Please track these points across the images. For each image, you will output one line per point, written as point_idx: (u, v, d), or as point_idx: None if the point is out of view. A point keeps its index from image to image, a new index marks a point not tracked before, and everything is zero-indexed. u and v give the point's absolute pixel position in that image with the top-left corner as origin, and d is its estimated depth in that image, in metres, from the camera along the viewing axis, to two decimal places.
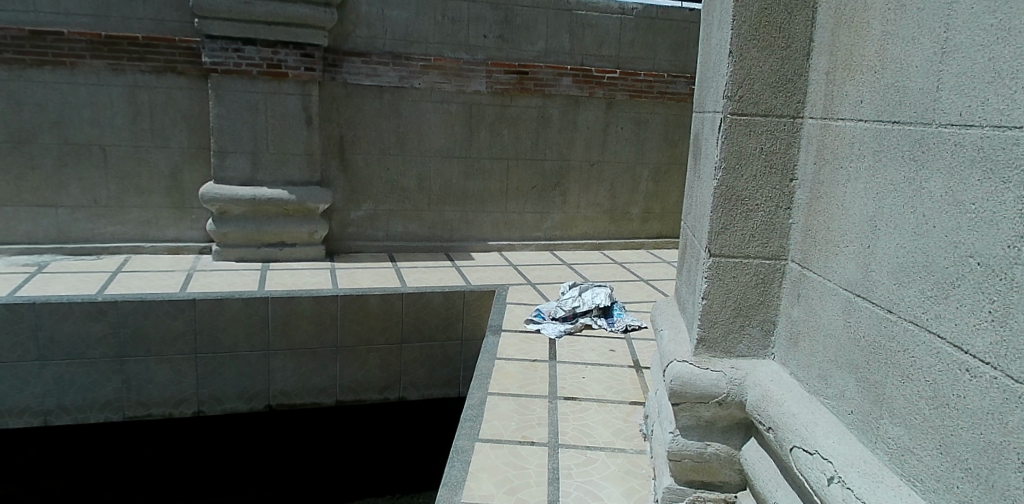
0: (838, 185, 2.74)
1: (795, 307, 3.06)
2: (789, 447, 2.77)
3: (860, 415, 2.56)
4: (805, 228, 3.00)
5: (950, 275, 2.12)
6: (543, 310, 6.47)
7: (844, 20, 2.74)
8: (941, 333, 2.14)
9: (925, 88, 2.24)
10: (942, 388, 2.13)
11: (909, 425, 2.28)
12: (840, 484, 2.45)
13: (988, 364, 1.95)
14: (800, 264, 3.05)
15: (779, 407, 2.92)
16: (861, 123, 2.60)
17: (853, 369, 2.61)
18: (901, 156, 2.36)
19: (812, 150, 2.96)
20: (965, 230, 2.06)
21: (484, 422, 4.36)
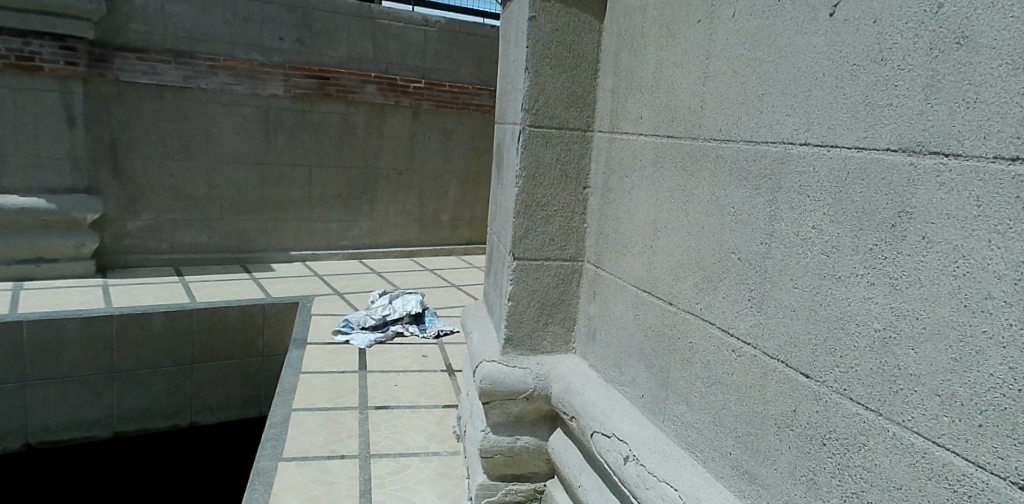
0: (625, 192, 3.06)
1: (591, 303, 3.34)
2: (589, 433, 3.01)
3: (649, 397, 2.86)
4: (598, 231, 3.28)
5: (716, 269, 2.55)
6: (351, 320, 6.32)
7: (625, 44, 3.08)
8: (712, 319, 2.55)
9: (692, 107, 2.68)
10: (715, 369, 2.53)
11: (690, 403, 2.63)
12: (634, 461, 2.71)
13: (750, 343, 2.40)
14: (594, 265, 3.33)
15: (580, 397, 3.15)
16: (642, 137, 2.96)
17: (641, 356, 2.91)
18: (677, 167, 2.76)
19: (601, 160, 3.26)
20: (728, 231, 2.50)
21: (289, 440, 4.13)
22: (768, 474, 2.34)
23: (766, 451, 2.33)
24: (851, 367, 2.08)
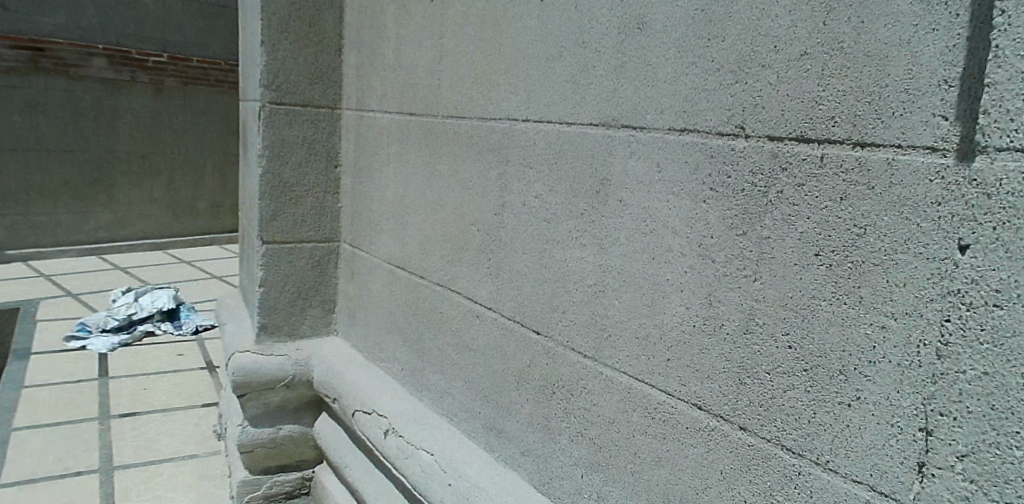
0: (375, 169, 3.21)
1: (351, 284, 3.47)
2: (352, 412, 3.08)
3: (407, 370, 3.05)
4: (353, 211, 3.42)
5: (461, 240, 2.73)
6: (87, 323, 5.62)
7: (365, 22, 3.23)
8: (458, 288, 2.76)
9: (430, 85, 2.83)
10: (462, 334, 2.74)
11: (444, 371, 2.83)
12: (393, 434, 2.84)
13: (491, 308, 2.62)
14: (350, 245, 3.46)
15: (342, 377, 3.23)
16: (386, 114, 3.10)
17: (399, 331, 3.08)
18: (419, 144, 2.91)
19: (352, 139, 3.38)
20: (468, 203, 2.69)
21: (9, 464, 3.62)
22: (511, 427, 2.56)
23: (508, 407, 2.55)
24: (570, 320, 2.34)
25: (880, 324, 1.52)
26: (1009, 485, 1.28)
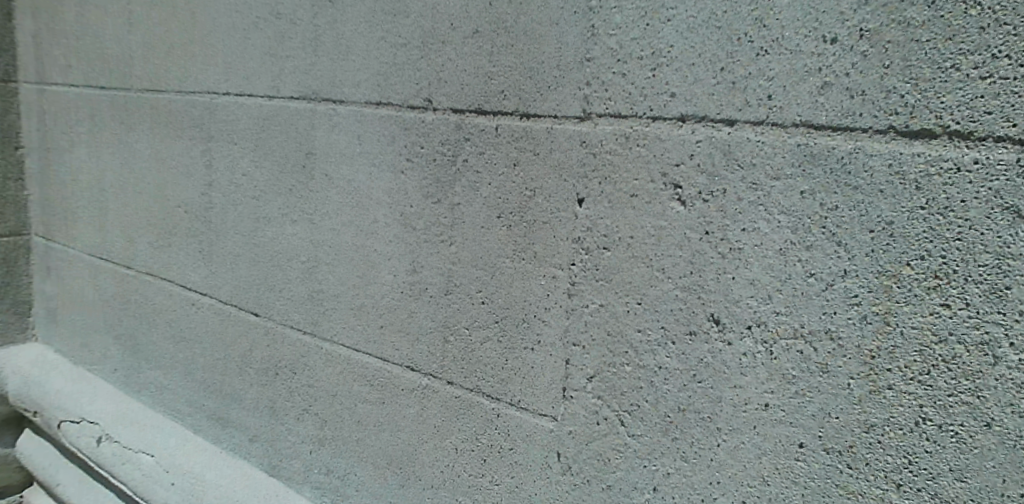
0: (63, 148, 3.15)
1: (49, 280, 3.38)
2: (58, 423, 3.08)
3: (119, 371, 2.98)
4: (45, 195, 3.32)
5: (171, 223, 2.66)
6: None
7: None
8: (169, 275, 2.69)
9: (121, 56, 2.73)
10: (179, 322, 2.68)
11: (161, 365, 2.77)
12: (108, 440, 2.84)
13: (204, 294, 2.57)
14: (43, 238, 3.39)
15: (40, 387, 3.27)
16: (75, 88, 3.01)
17: (110, 328, 3.00)
18: (117, 119, 2.80)
19: (37, 114, 3.28)
20: (176, 185, 2.61)
21: None
22: (237, 413, 2.52)
23: (232, 394, 2.51)
24: (290, 298, 2.32)
25: (554, 274, 1.70)
26: (624, 396, 1.59)
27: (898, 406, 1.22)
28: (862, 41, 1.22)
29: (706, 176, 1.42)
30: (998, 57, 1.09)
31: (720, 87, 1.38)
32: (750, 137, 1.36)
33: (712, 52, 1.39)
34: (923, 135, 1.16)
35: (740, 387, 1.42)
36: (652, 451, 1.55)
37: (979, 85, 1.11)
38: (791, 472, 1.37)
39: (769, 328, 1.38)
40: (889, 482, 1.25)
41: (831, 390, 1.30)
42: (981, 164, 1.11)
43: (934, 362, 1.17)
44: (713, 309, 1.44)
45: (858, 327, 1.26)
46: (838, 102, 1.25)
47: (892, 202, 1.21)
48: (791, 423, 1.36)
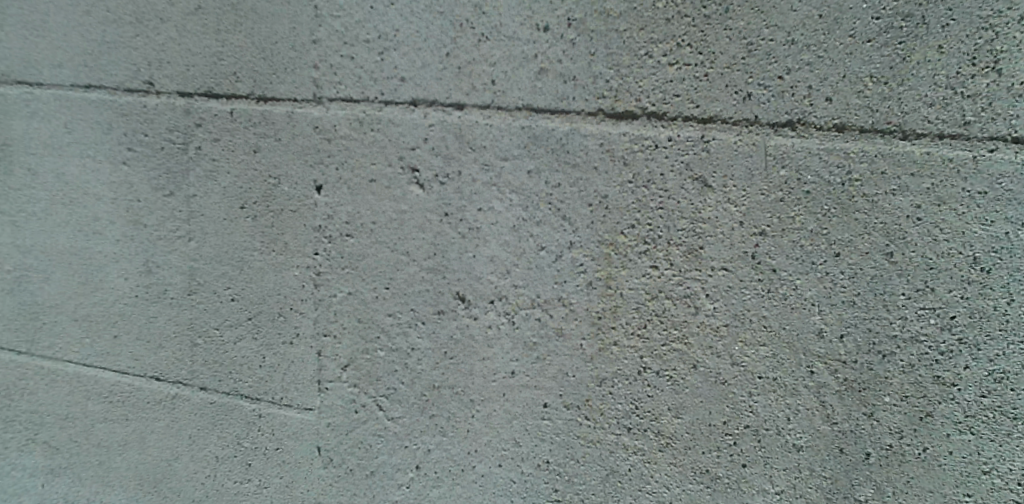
0: None
1: None
2: None
3: None
4: None
5: None
6: None
7: None
8: None
9: None
10: None
11: None
12: None
13: None
14: None
15: None
16: None
17: None
18: None
19: None
20: None
21: None
22: None
23: None
24: None
25: (304, 263, 1.60)
26: (380, 381, 1.60)
27: (622, 358, 1.45)
28: (570, 30, 1.39)
29: (440, 159, 1.48)
30: (681, 45, 1.34)
31: (448, 73, 1.46)
32: (479, 121, 1.45)
33: (437, 38, 1.46)
34: (625, 117, 1.38)
35: (487, 359, 1.52)
36: (412, 431, 1.59)
37: (669, 70, 1.35)
38: (538, 429, 1.51)
39: (510, 301, 1.49)
40: (620, 426, 1.47)
41: (567, 352, 1.47)
42: (673, 142, 1.36)
43: (648, 316, 1.42)
44: (457, 286, 1.52)
45: (585, 293, 1.45)
46: (554, 87, 1.40)
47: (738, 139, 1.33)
48: (534, 386, 1.50)
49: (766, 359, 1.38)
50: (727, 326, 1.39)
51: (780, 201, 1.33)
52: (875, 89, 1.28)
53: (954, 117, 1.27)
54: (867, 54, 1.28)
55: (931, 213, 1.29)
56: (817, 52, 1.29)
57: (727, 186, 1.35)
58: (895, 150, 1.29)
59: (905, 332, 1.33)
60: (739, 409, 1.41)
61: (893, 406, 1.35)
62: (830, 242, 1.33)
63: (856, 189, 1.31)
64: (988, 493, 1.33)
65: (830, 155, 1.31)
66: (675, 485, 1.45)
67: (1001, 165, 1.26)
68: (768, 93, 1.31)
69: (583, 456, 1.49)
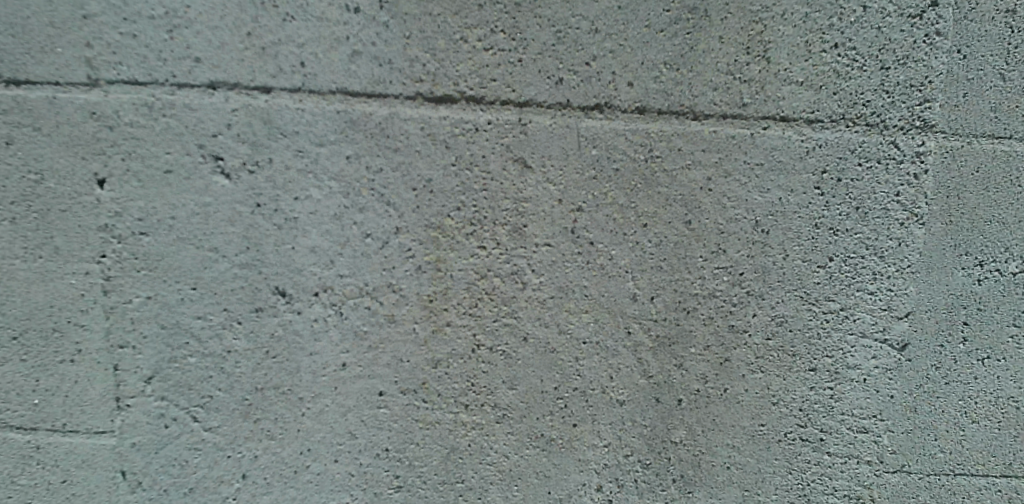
0: None
1: None
2: None
3: None
4: None
5: None
6: None
7: None
8: None
9: None
10: None
11: None
12: None
13: None
14: None
15: None
16: None
17: None
18: None
19: None
20: None
21: None
22: None
23: None
24: None
25: (86, 269, 1.40)
26: (192, 390, 1.46)
27: (455, 339, 1.47)
28: (383, 12, 1.34)
29: (247, 146, 1.37)
30: (495, 31, 1.36)
31: (250, 54, 1.35)
32: (289, 105, 1.36)
33: (235, 15, 1.34)
34: (445, 101, 1.37)
35: (315, 354, 1.46)
36: (234, 439, 1.48)
37: (485, 55, 1.37)
38: (374, 418, 1.48)
39: (335, 292, 1.43)
40: (457, 404, 1.49)
41: (399, 338, 1.46)
42: (491, 125, 1.39)
43: (479, 295, 1.45)
44: (276, 282, 1.42)
45: (415, 278, 1.43)
46: (370, 69, 1.36)
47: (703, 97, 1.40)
48: (367, 376, 1.47)
49: (589, 325, 1.49)
50: (552, 298, 1.47)
51: (594, 178, 1.43)
52: (668, 75, 1.40)
53: (734, 100, 1.41)
54: (660, 43, 1.39)
55: (719, 184, 1.44)
56: (618, 41, 1.39)
57: (544, 165, 1.41)
58: (688, 130, 1.42)
59: (703, 290, 1.48)
60: (567, 373, 1.50)
61: (697, 356, 1.51)
62: (638, 214, 1.45)
63: (657, 164, 1.43)
64: (775, 420, 1.54)
65: (634, 135, 1.41)
66: (513, 453, 1.52)
67: (773, 140, 1.43)
68: (577, 78, 1.39)
69: (422, 439, 1.50)
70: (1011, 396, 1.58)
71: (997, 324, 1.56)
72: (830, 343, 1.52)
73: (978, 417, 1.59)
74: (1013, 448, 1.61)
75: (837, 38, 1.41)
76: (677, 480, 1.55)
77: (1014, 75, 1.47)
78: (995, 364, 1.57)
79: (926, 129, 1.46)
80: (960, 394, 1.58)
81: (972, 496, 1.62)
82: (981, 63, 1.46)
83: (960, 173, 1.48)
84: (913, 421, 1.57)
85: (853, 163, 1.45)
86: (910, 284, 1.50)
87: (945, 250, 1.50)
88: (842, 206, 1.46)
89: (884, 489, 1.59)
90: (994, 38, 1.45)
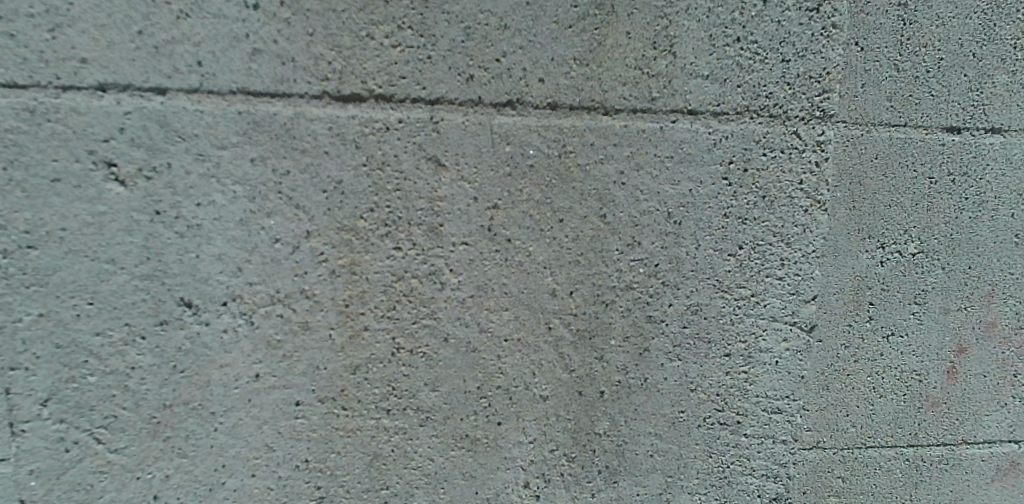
0: None
1: None
2: None
3: None
4: None
5: None
6: None
7: None
8: None
9: None
10: None
11: None
12: None
13: None
14: None
15: None
16: None
17: None
18: None
19: None
20: None
21: None
22: None
23: None
24: None
25: None
26: (94, 411, 1.38)
27: (374, 343, 1.44)
28: (284, 8, 1.30)
29: (143, 150, 1.30)
30: (402, 27, 1.34)
31: (142, 54, 1.27)
32: (186, 107, 1.30)
33: (124, 13, 1.26)
34: (353, 100, 1.34)
35: (226, 366, 1.40)
36: (142, 460, 1.41)
37: (393, 52, 1.34)
38: (292, 429, 1.44)
39: (245, 300, 1.38)
40: (379, 410, 1.47)
41: (316, 345, 1.42)
42: (402, 123, 1.36)
43: (396, 297, 1.43)
44: (181, 292, 1.36)
45: (329, 283, 1.40)
46: (272, 68, 1.31)
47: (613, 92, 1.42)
48: (283, 385, 1.43)
49: (509, 322, 1.48)
50: (472, 297, 1.46)
51: (508, 175, 1.42)
52: (578, 71, 1.41)
53: (643, 94, 1.43)
54: (569, 39, 1.39)
55: (632, 177, 1.46)
56: (527, 37, 1.38)
57: (459, 163, 1.40)
58: (599, 125, 1.43)
59: (621, 283, 1.50)
60: (490, 371, 1.50)
61: (617, 348, 1.53)
62: (554, 210, 1.45)
63: (571, 159, 1.43)
64: (695, 406, 1.59)
65: (546, 131, 1.41)
66: (438, 455, 1.50)
67: (682, 133, 1.46)
68: (488, 74, 1.38)
69: (343, 448, 1.47)
70: (913, 369, 1.68)
71: (899, 301, 1.65)
72: (744, 328, 1.57)
73: (885, 391, 1.68)
74: (916, 418, 1.71)
75: (740, 32, 1.45)
76: (603, 471, 1.57)
77: (907, 66, 1.55)
78: (899, 340, 1.66)
79: (825, 119, 1.51)
80: (868, 370, 1.66)
81: (882, 466, 1.71)
82: (877, 54, 1.53)
83: (861, 160, 1.56)
84: (826, 399, 1.64)
85: (758, 154, 1.49)
86: (814, 268, 1.57)
87: (849, 234, 1.58)
88: (750, 196, 1.50)
89: (802, 465, 1.66)
90: (888, 31, 1.53)
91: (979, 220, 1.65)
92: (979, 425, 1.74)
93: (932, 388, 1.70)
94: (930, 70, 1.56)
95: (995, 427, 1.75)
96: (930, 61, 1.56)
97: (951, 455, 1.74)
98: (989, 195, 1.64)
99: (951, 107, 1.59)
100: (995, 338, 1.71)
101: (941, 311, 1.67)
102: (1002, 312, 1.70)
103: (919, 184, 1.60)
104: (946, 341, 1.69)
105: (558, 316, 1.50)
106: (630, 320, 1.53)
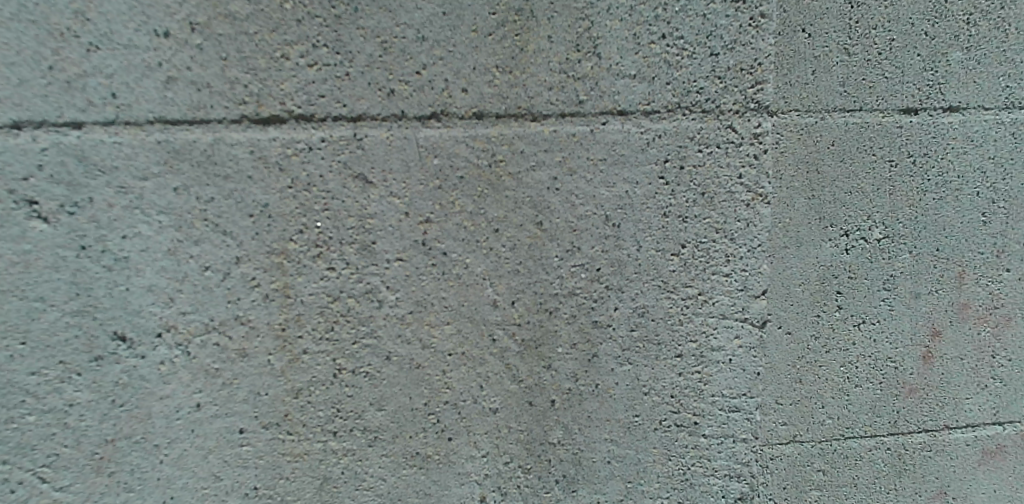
0: None
1: None
2: None
3: None
4: None
5: None
6: None
7: None
8: None
9: None
10: None
11: None
12: None
13: None
14: None
15: None
16: None
17: None
18: None
19: None
20: None
21: None
22: None
23: None
24: None
25: None
26: (35, 451, 1.36)
27: (314, 366, 1.42)
28: (195, 34, 1.29)
29: (64, 186, 1.29)
30: (317, 46, 1.33)
31: (54, 88, 1.27)
32: (105, 140, 1.29)
33: (32, 49, 1.26)
34: (273, 122, 1.33)
35: (166, 398, 1.39)
36: (88, 496, 1.40)
37: (309, 71, 1.33)
38: (238, 457, 1.43)
39: (179, 330, 1.37)
40: (325, 432, 1.45)
41: (255, 371, 1.41)
42: (326, 143, 1.35)
43: (334, 318, 1.41)
44: (114, 326, 1.35)
45: (263, 307, 1.39)
46: (188, 96, 1.30)
47: (539, 97, 1.41)
48: (225, 414, 1.41)
49: (452, 336, 1.47)
50: (411, 313, 1.44)
51: (438, 188, 1.40)
52: (502, 78, 1.39)
53: (570, 98, 1.42)
54: (490, 46, 1.38)
55: (566, 182, 1.44)
56: (446, 48, 1.37)
57: (386, 179, 1.38)
58: (528, 131, 1.41)
59: (563, 290, 1.48)
60: (436, 388, 1.48)
61: (565, 355, 1.51)
62: (489, 220, 1.43)
63: (502, 168, 1.42)
64: (650, 410, 1.56)
65: (474, 140, 1.40)
66: (390, 475, 1.48)
67: (613, 135, 1.44)
68: (409, 88, 1.37)
69: (293, 473, 1.45)
70: (888, 356, 1.65)
71: (867, 288, 1.61)
72: (693, 327, 1.54)
73: (859, 380, 1.64)
74: (893, 406, 1.67)
75: (665, 29, 1.43)
76: (561, 480, 1.55)
77: (857, 50, 1.51)
78: (871, 327, 1.63)
79: (761, 111, 1.49)
80: (840, 360, 1.63)
81: (863, 456, 1.68)
82: (823, 41, 1.50)
83: (813, 148, 1.52)
84: (798, 392, 1.61)
85: (694, 150, 1.47)
86: (762, 262, 1.54)
87: (810, 224, 1.55)
88: (689, 193, 1.48)
89: (779, 460, 1.63)
90: (834, 15, 1.49)
91: (944, 200, 1.60)
92: (960, 409, 1.70)
93: (908, 375, 1.66)
94: (881, 52, 1.53)
95: (977, 410, 1.70)
96: (881, 43, 1.52)
97: (933, 441, 1.70)
98: (951, 175, 1.59)
99: (903, 89, 1.55)
100: (969, 319, 1.66)
101: (911, 295, 1.63)
102: (975, 293, 1.65)
103: (878, 169, 1.56)
104: (918, 325, 1.65)
105: (502, 326, 1.48)
106: (575, 326, 1.50)
